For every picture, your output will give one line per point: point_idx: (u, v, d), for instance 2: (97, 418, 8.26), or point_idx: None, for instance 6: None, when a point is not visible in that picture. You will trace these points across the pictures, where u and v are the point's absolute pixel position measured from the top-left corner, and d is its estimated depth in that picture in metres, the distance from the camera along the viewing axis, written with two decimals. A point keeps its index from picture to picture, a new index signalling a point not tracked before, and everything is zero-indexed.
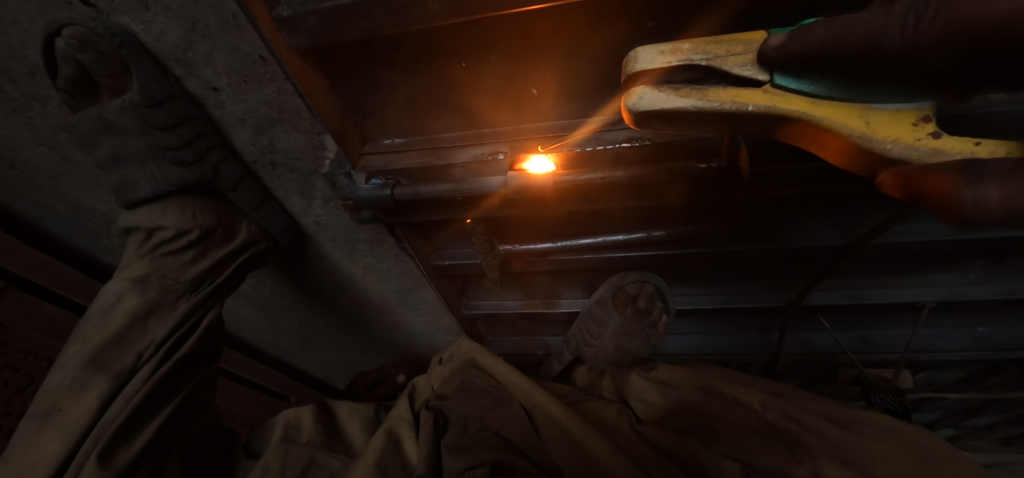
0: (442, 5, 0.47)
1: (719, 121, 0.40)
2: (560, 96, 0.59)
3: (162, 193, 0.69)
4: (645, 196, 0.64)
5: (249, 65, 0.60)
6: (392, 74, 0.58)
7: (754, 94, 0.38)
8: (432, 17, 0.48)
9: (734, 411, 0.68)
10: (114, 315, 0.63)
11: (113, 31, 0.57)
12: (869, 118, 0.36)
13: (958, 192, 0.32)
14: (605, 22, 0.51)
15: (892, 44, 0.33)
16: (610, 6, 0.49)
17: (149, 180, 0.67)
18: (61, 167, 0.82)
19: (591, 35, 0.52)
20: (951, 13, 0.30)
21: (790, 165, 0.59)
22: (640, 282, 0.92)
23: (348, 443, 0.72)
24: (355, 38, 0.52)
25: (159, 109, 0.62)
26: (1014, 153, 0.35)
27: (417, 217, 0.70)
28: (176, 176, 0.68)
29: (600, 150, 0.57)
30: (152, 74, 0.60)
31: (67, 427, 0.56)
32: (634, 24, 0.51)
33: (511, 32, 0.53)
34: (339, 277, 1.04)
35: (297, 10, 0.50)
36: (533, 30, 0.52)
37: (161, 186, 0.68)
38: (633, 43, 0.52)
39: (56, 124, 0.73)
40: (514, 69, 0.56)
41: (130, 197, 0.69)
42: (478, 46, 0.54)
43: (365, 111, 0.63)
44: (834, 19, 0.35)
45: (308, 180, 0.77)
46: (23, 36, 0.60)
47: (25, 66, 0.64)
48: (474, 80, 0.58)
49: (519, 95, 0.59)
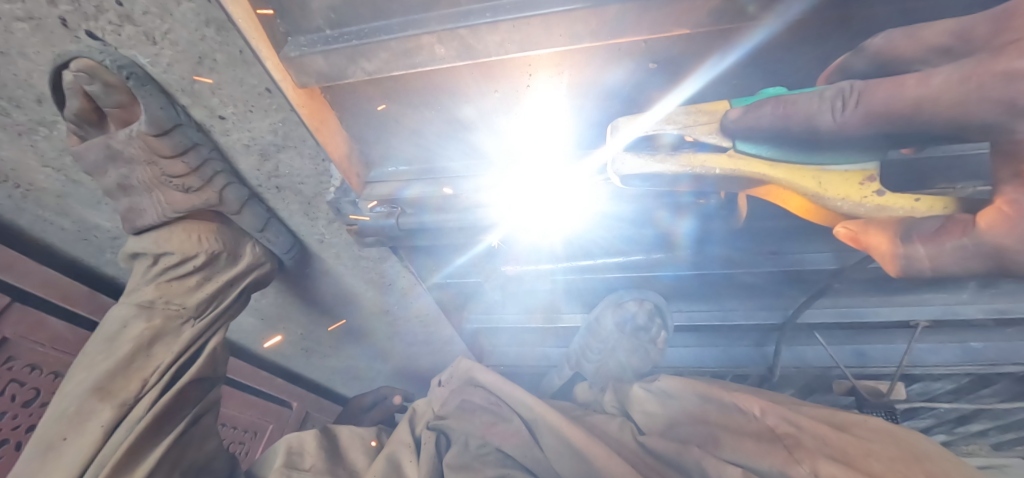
0: (448, 50, 0.49)
1: (694, 180, 0.49)
2: (563, 129, 0.60)
3: (168, 220, 0.70)
4: (645, 226, 0.66)
5: (256, 97, 0.61)
6: (397, 107, 0.60)
7: (720, 159, 0.47)
8: (438, 61, 0.50)
9: (735, 418, 0.67)
10: (121, 342, 0.64)
11: (120, 64, 0.57)
12: (821, 179, 0.45)
13: (895, 248, 0.41)
14: (608, 62, 0.52)
15: (827, 124, 0.41)
16: (613, 48, 0.50)
17: (156, 207, 0.68)
18: (66, 187, 0.82)
19: (595, 74, 0.54)
20: (870, 100, 0.39)
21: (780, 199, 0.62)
22: (640, 299, 0.94)
23: (351, 468, 0.73)
24: (360, 78, 0.53)
25: (166, 138, 0.62)
26: (951, 208, 0.43)
27: (421, 242, 0.72)
28: (182, 203, 0.69)
29: None
30: (159, 104, 0.60)
31: (70, 457, 0.55)
32: (638, 66, 0.52)
33: (515, 71, 0.53)
34: (342, 290, 1.05)
35: (305, 51, 0.51)
36: (536, 69, 0.53)
37: (167, 213, 0.69)
38: (634, 82, 0.54)
39: (62, 147, 0.74)
40: (518, 104, 0.57)
41: (137, 223, 0.70)
42: (483, 83, 0.55)
43: (370, 141, 0.65)
44: (782, 99, 0.43)
45: (312, 203, 0.78)
46: (29, 66, 0.61)
47: (32, 94, 0.64)
48: (478, 114, 0.59)
49: (523, 128, 0.60)
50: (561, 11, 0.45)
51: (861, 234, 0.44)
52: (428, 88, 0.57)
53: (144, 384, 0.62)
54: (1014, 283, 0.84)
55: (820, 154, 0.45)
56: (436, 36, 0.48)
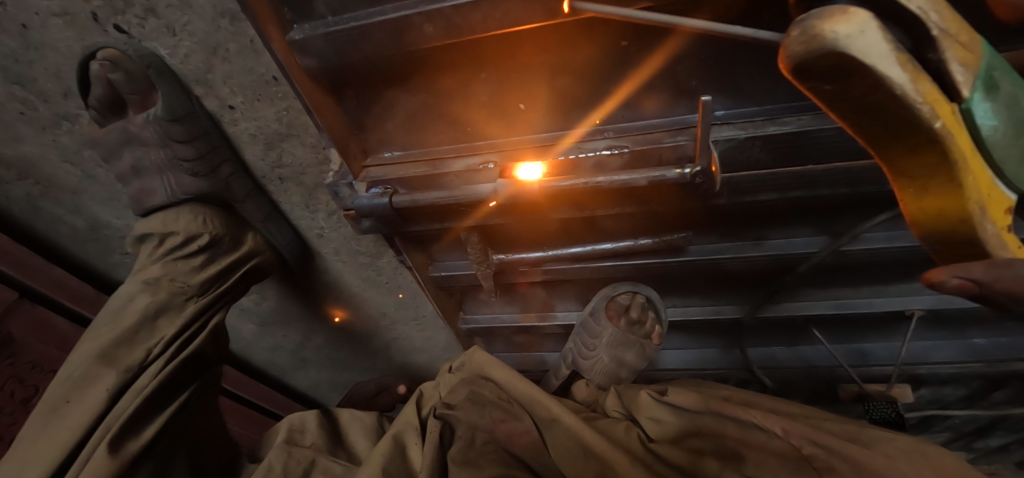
0: (435, 27, 0.54)
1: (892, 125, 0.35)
2: (546, 109, 0.64)
3: (178, 201, 0.74)
4: (632, 203, 0.68)
5: (263, 86, 0.66)
6: (393, 90, 0.65)
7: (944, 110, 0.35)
8: (427, 39, 0.55)
9: (756, 436, 0.60)
10: (127, 313, 0.66)
11: (142, 54, 0.63)
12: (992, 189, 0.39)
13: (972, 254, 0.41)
14: (585, 38, 0.57)
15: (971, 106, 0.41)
16: (585, 27, 0.56)
17: (166, 189, 0.73)
18: (81, 182, 0.87)
19: (574, 51, 0.59)
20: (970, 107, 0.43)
21: (760, 171, 0.62)
22: (631, 293, 0.95)
23: (350, 450, 0.75)
24: (359, 59, 0.59)
25: (178, 125, 0.67)
26: None
27: (415, 224, 0.75)
28: (190, 186, 0.73)
29: (583, 157, 0.62)
30: (176, 92, 0.65)
31: (75, 417, 0.58)
32: (612, 43, 0.57)
33: (499, 52, 0.59)
34: (342, 291, 1.07)
35: (308, 34, 0.57)
36: (518, 50, 0.59)
37: (176, 194, 0.73)
38: (610, 57, 0.59)
39: (81, 142, 0.79)
40: (502, 84, 0.62)
41: (147, 204, 0.74)
42: (470, 63, 0.61)
43: (367, 127, 0.69)
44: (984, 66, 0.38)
45: (313, 193, 0.82)
46: (59, 60, 0.67)
47: (60, 87, 0.70)
48: (466, 95, 0.64)
49: (509, 110, 0.64)
50: None
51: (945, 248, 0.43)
52: (423, 69, 0.62)
53: (149, 354, 0.65)
54: None
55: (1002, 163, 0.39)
56: (425, 16, 0.53)
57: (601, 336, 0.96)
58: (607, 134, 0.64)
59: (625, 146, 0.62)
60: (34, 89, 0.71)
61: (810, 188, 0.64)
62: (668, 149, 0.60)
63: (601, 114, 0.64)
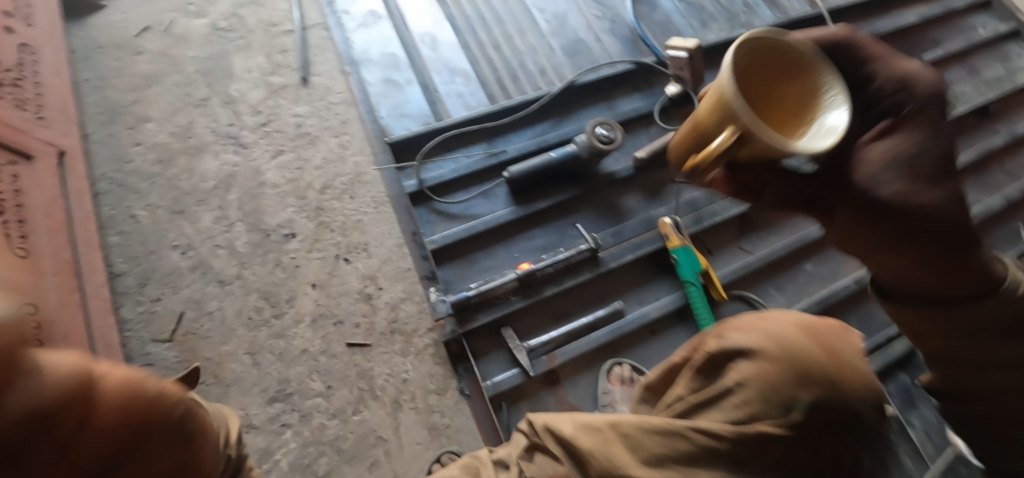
0: (482, 225, 1.43)
1: (663, 226, 1.44)
2: (528, 253, 1.46)
3: (358, 413, 1.28)
4: (575, 276, 1.41)
5: (403, 272, 1.42)
6: (460, 264, 1.42)
7: (666, 226, 1.43)
8: (479, 229, 1.43)
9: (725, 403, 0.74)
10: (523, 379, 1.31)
11: (341, 259, 1.42)
12: (677, 245, 1.41)
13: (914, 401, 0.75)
14: (535, 224, 1.50)
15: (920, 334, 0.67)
16: (534, 222, 1.50)
17: (399, 380, 1.32)
18: (244, 373, 1.29)
19: (533, 230, 1.49)
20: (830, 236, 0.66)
21: (620, 244, 1.46)
22: (620, 364, 1.35)
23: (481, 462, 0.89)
24: (453, 240, 1.41)
25: (358, 298, 1.38)
26: (681, 250, 1.40)
27: (475, 321, 1.33)
28: (366, 325, 1.36)
29: (542, 257, 1.44)
30: (353, 286, 1.39)
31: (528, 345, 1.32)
32: (542, 224, 1.50)
33: (502, 232, 1.47)
34: (407, 458, 1.25)
35: (438, 240, 1.40)
36: (509, 231, 1.48)
37: (407, 374, 1.32)
38: (547, 230, 1.49)
39: (273, 335, 1.33)
40: (510, 247, 1.46)
41: (325, 430, 1.26)
42: (493, 242, 1.45)
43: (452, 279, 1.39)
44: (693, 259, 1.40)
45: (410, 339, 1.36)
46: (295, 290, 1.37)
47: (290, 296, 1.36)
48: (493, 253, 1.44)
49: (511, 257, 1.44)
50: (511, 209, 1.48)
51: (685, 261, 1.40)
52: (476, 246, 1.44)
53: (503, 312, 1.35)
54: (789, 285, 1.53)
55: (679, 244, 1.41)
56: (474, 223, 1.45)
57: (615, 400, 1.29)
58: (548, 251, 1.46)
59: (561, 249, 1.45)
60: (273, 301, 1.36)
61: (640, 249, 1.46)
62: (576, 244, 1.46)
63: (547, 249, 1.47)
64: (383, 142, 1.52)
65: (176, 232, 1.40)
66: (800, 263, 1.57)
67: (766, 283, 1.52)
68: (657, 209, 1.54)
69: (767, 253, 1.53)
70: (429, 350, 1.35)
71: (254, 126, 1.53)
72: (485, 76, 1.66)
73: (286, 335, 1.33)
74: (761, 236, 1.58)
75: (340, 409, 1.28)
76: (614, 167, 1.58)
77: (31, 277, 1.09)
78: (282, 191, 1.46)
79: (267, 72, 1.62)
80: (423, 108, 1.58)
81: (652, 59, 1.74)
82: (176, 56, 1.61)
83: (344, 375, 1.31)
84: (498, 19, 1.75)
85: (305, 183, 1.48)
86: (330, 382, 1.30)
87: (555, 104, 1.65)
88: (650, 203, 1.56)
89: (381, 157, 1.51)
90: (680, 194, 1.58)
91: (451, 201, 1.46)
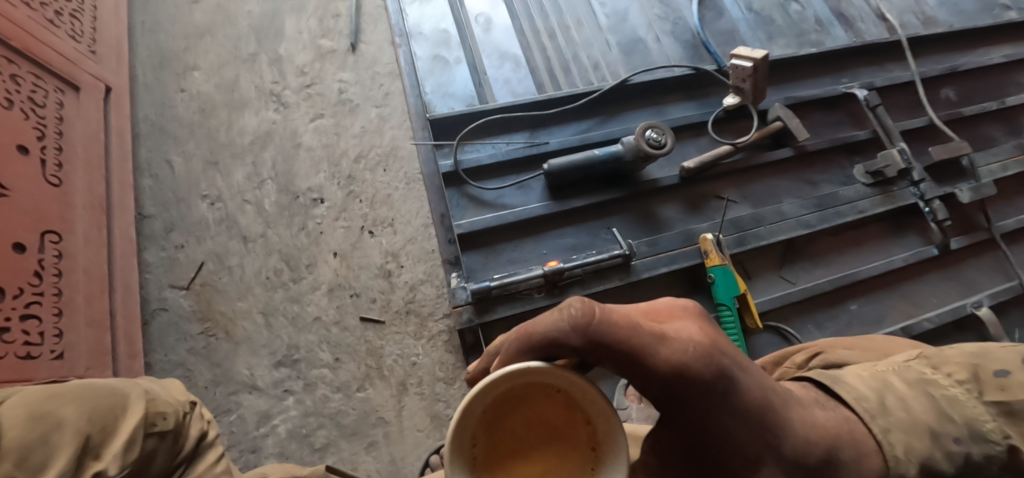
0: (513, 216, 1.37)
1: (704, 242, 1.35)
2: (556, 252, 1.39)
3: (362, 389, 1.24)
4: (604, 281, 1.34)
5: (426, 253, 1.37)
6: (484, 252, 1.36)
7: (707, 242, 1.34)
8: (508, 220, 1.36)
9: None
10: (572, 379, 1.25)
11: (366, 232, 1.38)
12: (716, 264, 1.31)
13: None
14: (567, 223, 1.43)
15: None
16: (566, 220, 1.43)
17: (408, 362, 1.27)
18: (254, 333, 1.27)
19: (565, 228, 1.42)
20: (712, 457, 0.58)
21: (655, 255, 1.38)
22: None
23: None
24: (480, 227, 1.35)
25: (377, 273, 1.34)
26: (719, 270, 1.31)
27: (493, 314, 1.27)
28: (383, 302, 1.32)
29: (571, 257, 1.37)
30: (374, 261, 1.35)
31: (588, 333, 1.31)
32: (575, 224, 1.43)
33: (532, 226, 1.41)
34: (406, 443, 1.21)
35: (464, 224, 1.34)
36: (540, 226, 1.41)
37: (417, 357, 1.28)
38: (579, 230, 1.43)
39: (288, 299, 1.30)
40: (538, 243, 1.40)
41: (327, 401, 1.23)
42: (521, 236, 1.39)
43: (475, 268, 1.34)
44: (732, 281, 1.30)
45: (424, 323, 1.31)
46: (315, 256, 1.34)
47: (310, 261, 1.34)
48: (519, 247, 1.38)
49: (539, 253, 1.38)
50: (544, 203, 1.42)
51: (722, 283, 1.31)
52: (503, 237, 1.38)
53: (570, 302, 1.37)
54: (830, 323, 1.43)
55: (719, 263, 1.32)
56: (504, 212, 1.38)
57: None
58: (577, 252, 1.40)
59: (591, 252, 1.38)
60: (293, 264, 1.33)
61: (676, 263, 1.37)
62: (608, 249, 1.39)
63: (577, 249, 1.40)
64: (423, 118, 1.47)
65: (207, 183, 1.39)
66: (844, 302, 1.46)
67: (804, 317, 1.43)
68: (699, 224, 1.45)
69: (811, 286, 1.43)
70: (442, 337, 1.30)
71: (297, 87, 1.51)
72: (536, 64, 1.61)
73: (301, 301, 1.30)
74: (806, 267, 1.48)
75: (344, 384, 1.25)
76: (657, 174, 1.50)
77: (63, 206, 1.09)
78: (316, 155, 1.44)
79: (317, 35, 1.60)
80: (469, 90, 1.53)
81: (712, 67, 1.65)
82: (231, 9, 1.61)
83: (353, 349, 1.27)
84: (557, 10, 1.69)
85: (340, 149, 1.45)
86: (338, 354, 1.27)
87: (603, 103, 1.58)
88: (690, 217, 1.48)
89: (419, 132, 1.47)
90: (722, 211, 1.50)
91: (484, 187, 1.41)
